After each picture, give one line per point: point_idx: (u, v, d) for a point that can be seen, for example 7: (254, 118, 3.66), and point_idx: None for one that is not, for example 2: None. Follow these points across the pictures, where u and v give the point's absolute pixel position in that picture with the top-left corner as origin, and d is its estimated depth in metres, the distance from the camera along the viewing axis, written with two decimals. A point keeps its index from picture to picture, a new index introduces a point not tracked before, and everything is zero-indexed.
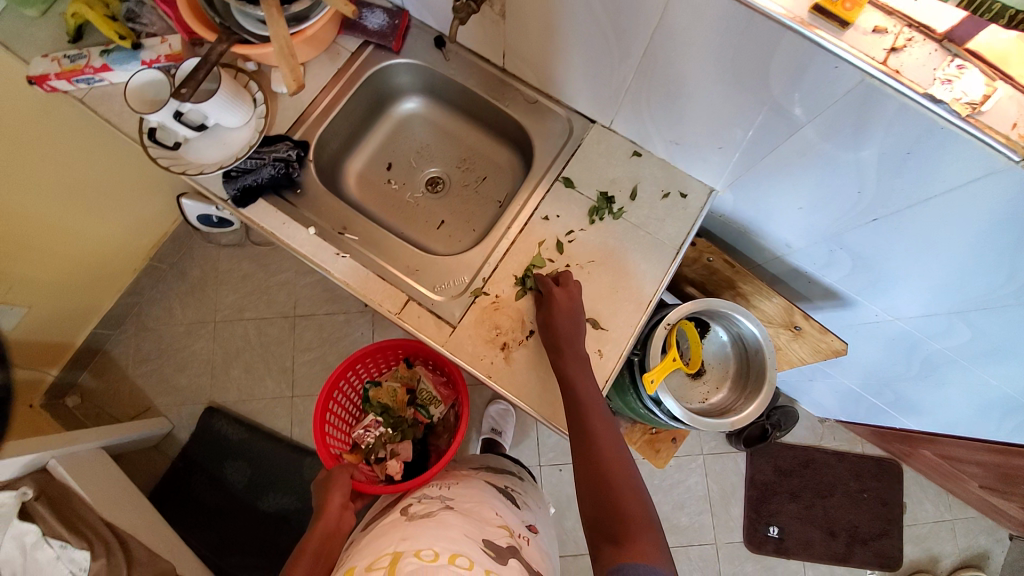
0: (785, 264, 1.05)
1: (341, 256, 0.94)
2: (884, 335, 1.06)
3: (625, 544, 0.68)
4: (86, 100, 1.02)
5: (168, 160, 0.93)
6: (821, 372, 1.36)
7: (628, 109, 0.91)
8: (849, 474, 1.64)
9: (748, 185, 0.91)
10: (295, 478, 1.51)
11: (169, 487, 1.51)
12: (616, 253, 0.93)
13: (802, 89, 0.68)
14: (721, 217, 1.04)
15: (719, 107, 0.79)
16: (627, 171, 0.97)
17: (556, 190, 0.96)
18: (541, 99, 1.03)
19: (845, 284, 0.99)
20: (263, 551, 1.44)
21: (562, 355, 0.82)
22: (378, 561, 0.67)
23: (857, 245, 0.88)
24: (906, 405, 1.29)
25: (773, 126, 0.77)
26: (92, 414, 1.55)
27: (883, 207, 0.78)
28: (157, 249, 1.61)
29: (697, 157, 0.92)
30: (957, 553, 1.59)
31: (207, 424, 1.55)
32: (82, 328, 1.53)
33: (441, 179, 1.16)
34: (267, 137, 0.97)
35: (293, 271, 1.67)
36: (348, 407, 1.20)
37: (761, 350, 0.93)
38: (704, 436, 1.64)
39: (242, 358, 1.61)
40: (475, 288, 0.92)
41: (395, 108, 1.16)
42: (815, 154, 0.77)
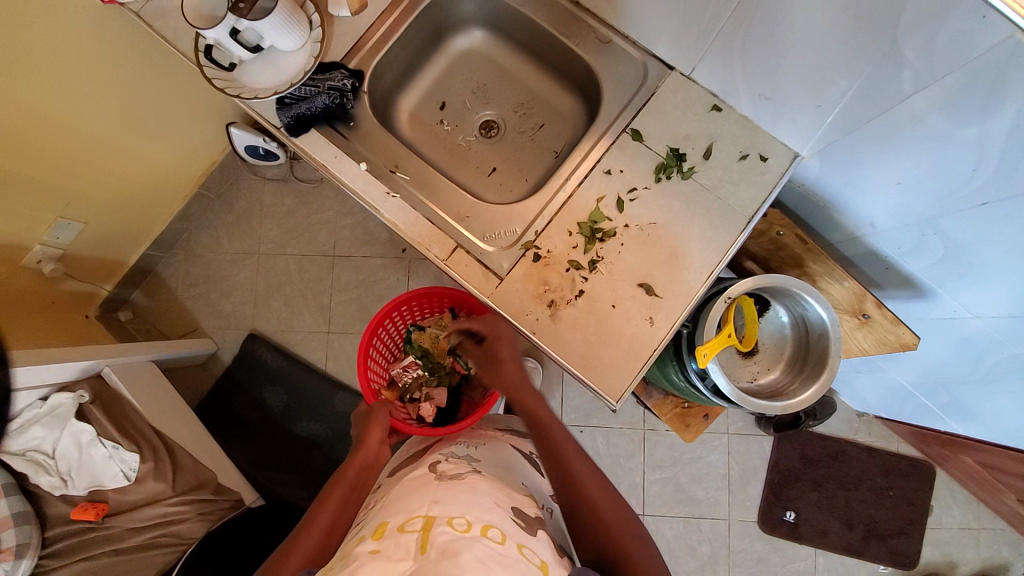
0: (862, 245, 0.97)
1: (392, 195, 0.90)
2: (958, 335, 0.98)
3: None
4: (142, 13, 1.00)
5: (224, 82, 0.90)
6: (871, 365, 1.29)
7: (715, 53, 0.81)
8: (878, 471, 1.59)
9: (837, 153, 0.82)
10: (326, 410, 1.57)
11: (211, 405, 1.60)
12: (681, 216, 0.86)
13: (930, 41, 0.59)
14: (801, 186, 0.95)
15: (825, 58, 0.69)
16: (703, 127, 0.88)
17: (622, 142, 0.89)
18: (615, 39, 0.94)
19: (928, 274, 0.90)
20: (295, 469, 1.53)
21: None
22: (410, 522, 0.64)
23: (953, 233, 0.79)
24: (961, 410, 1.22)
25: (883, 84, 0.67)
26: (144, 329, 1.64)
27: (994, 191, 0.69)
28: (205, 176, 1.62)
29: (787, 116, 0.82)
30: (977, 561, 1.55)
31: (247, 350, 1.61)
32: (135, 248, 1.59)
33: (496, 124, 1.09)
34: (322, 64, 0.93)
35: (334, 211, 1.66)
36: (389, 346, 1.21)
37: (826, 336, 0.87)
38: (732, 415, 1.61)
39: (282, 292, 1.65)
40: (527, 241, 0.89)
41: (453, 42, 1.08)
42: (927, 124, 0.68)
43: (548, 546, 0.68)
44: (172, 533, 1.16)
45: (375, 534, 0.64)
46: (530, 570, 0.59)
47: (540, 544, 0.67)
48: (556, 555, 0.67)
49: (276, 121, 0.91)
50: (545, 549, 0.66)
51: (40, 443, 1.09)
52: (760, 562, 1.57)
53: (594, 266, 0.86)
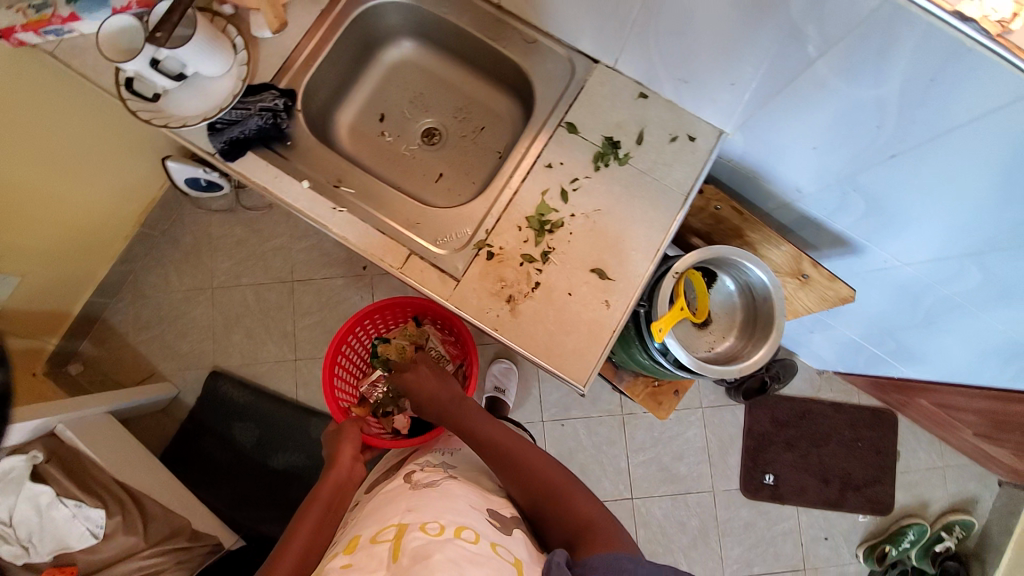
0: (794, 211, 1.03)
1: (338, 210, 0.90)
2: (891, 282, 1.05)
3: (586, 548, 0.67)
4: (57, 52, 0.96)
5: (148, 113, 0.88)
6: (822, 323, 1.36)
7: (634, 43, 0.85)
8: (845, 424, 1.68)
9: (758, 127, 0.88)
10: (302, 439, 1.53)
11: (179, 450, 1.54)
12: (622, 201, 0.90)
13: (822, 13, 0.64)
14: (730, 162, 1.01)
15: (733, 39, 0.74)
16: (633, 114, 0.92)
17: (559, 136, 0.92)
18: (540, 39, 0.97)
19: (856, 230, 0.97)
20: (275, 504, 1.49)
21: None
22: (382, 532, 0.65)
23: (870, 187, 0.85)
24: (907, 354, 1.30)
25: (788, 58, 0.72)
26: (98, 380, 1.56)
27: (900, 143, 0.75)
28: (146, 215, 1.56)
29: (707, 97, 0.87)
30: (945, 497, 1.65)
31: (212, 388, 1.56)
32: (79, 297, 1.51)
33: (437, 131, 1.10)
34: (251, 87, 0.92)
35: (288, 235, 1.64)
36: (356, 363, 1.20)
37: (770, 298, 0.92)
38: (704, 389, 1.66)
39: (242, 324, 1.60)
40: (479, 241, 0.90)
41: (385, 55, 1.09)
42: (830, 89, 0.73)
43: (524, 543, 0.70)
44: None
45: (347, 548, 0.64)
46: (505, 566, 0.60)
47: (515, 543, 0.68)
48: (532, 552, 0.69)
49: (210, 148, 0.90)
50: (520, 548, 0.68)
51: None
52: (748, 528, 1.62)
53: (545, 257, 0.88)
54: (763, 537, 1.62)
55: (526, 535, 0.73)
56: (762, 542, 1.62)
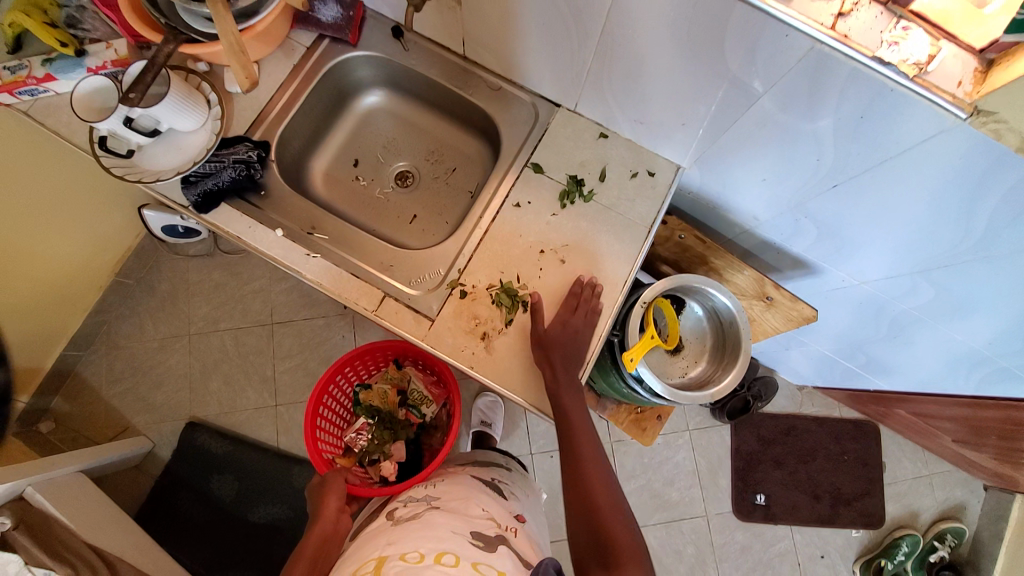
0: (755, 237, 1.07)
1: (312, 255, 0.92)
2: (852, 299, 1.09)
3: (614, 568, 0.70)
4: (31, 112, 0.98)
5: (122, 168, 0.90)
6: (795, 340, 1.40)
7: (590, 89, 0.91)
8: (829, 438, 1.69)
9: (710, 161, 0.93)
10: (284, 486, 1.49)
11: (155, 507, 1.48)
12: (589, 236, 0.93)
13: (755, 62, 0.69)
14: (689, 194, 1.06)
15: (681, 84, 0.79)
16: (595, 153, 0.97)
17: (525, 176, 0.96)
18: (504, 86, 1.03)
19: (813, 252, 1.01)
20: (257, 559, 1.43)
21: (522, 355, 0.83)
22: (363, 566, 0.68)
23: (820, 212, 0.90)
24: (878, 366, 1.33)
25: (732, 99, 0.77)
26: (69, 438, 1.50)
27: (841, 173, 0.80)
28: (121, 265, 1.55)
29: (663, 135, 0.92)
30: (934, 505, 1.66)
31: (188, 440, 1.51)
32: (50, 352, 1.47)
33: (410, 173, 1.14)
34: (224, 139, 0.95)
35: (267, 278, 1.63)
36: (337, 411, 1.18)
37: (735, 322, 0.95)
38: (689, 412, 1.67)
39: (220, 370, 1.57)
40: (452, 280, 0.92)
41: (357, 103, 1.14)
42: (774, 126, 0.78)
43: (509, 561, 0.72)
44: None
45: None
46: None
47: (499, 560, 0.70)
48: (516, 568, 0.72)
49: (183, 200, 0.92)
50: (504, 563, 0.70)
51: None
52: (744, 551, 1.60)
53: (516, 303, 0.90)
54: (760, 560, 1.60)
55: (513, 552, 0.74)
56: (760, 565, 1.60)
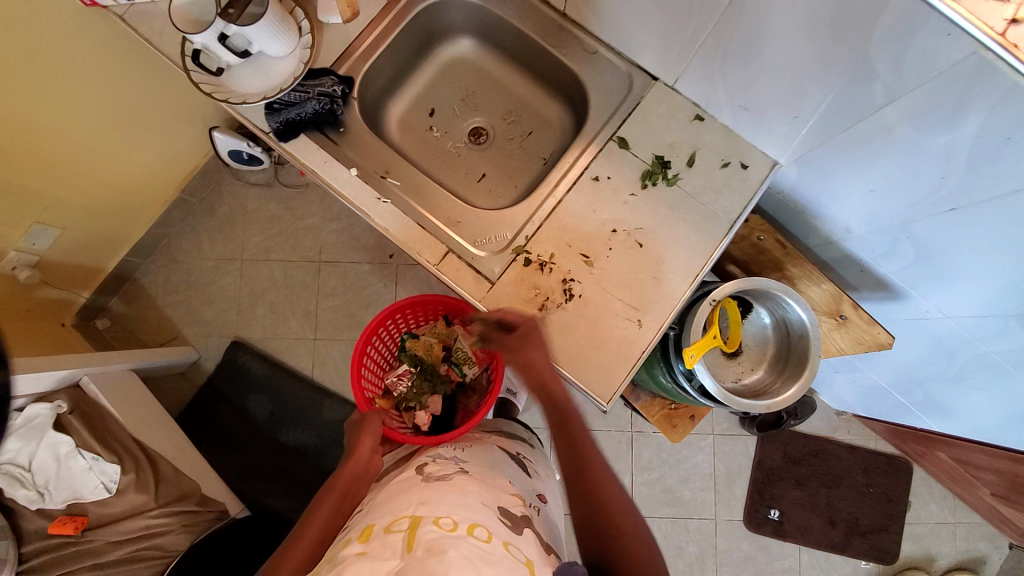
0: (838, 249, 1.01)
1: (382, 200, 0.91)
2: (929, 333, 1.02)
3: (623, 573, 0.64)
4: (127, 17, 0.99)
5: (210, 86, 0.90)
6: (848, 365, 1.33)
7: (697, 64, 0.84)
8: (857, 467, 1.64)
9: (813, 162, 0.86)
10: (313, 417, 1.56)
11: (195, 414, 1.57)
12: (666, 222, 0.89)
13: (899, 56, 0.62)
14: (779, 193, 1.00)
15: (803, 72, 0.73)
16: (687, 136, 0.92)
17: (609, 150, 0.92)
18: (600, 50, 0.97)
19: (901, 277, 0.95)
20: (280, 480, 1.51)
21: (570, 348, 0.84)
22: (397, 522, 0.64)
23: (923, 236, 0.83)
24: (935, 407, 1.26)
25: (856, 96, 0.70)
26: (122, 338, 1.59)
27: (962, 197, 0.72)
28: (186, 183, 1.60)
29: (765, 126, 0.86)
30: (953, 554, 1.60)
31: (231, 358, 1.59)
32: (113, 255, 1.55)
33: (484, 131, 1.11)
34: (311, 70, 0.93)
35: (319, 216, 1.65)
36: (383, 354, 1.21)
37: (806, 336, 0.90)
38: (717, 417, 1.64)
39: (266, 298, 1.63)
40: (518, 246, 0.90)
41: (443, 49, 1.11)
42: (896, 136, 0.71)
43: (534, 545, 0.68)
44: (156, 546, 1.13)
45: (361, 536, 0.64)
46: (517, 567, 0.59)
47: (527, 543, 0.67)
48: (540, 554, 0.67)
49: (265, 126, 0.92)
50: (531, 548, 0.67)
51: (15, 456, 1.06)
52: (747, 560, 1.60)
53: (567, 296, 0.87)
54: (761, 572, 1.59)
55: (536, 536, 0.71)
56: None
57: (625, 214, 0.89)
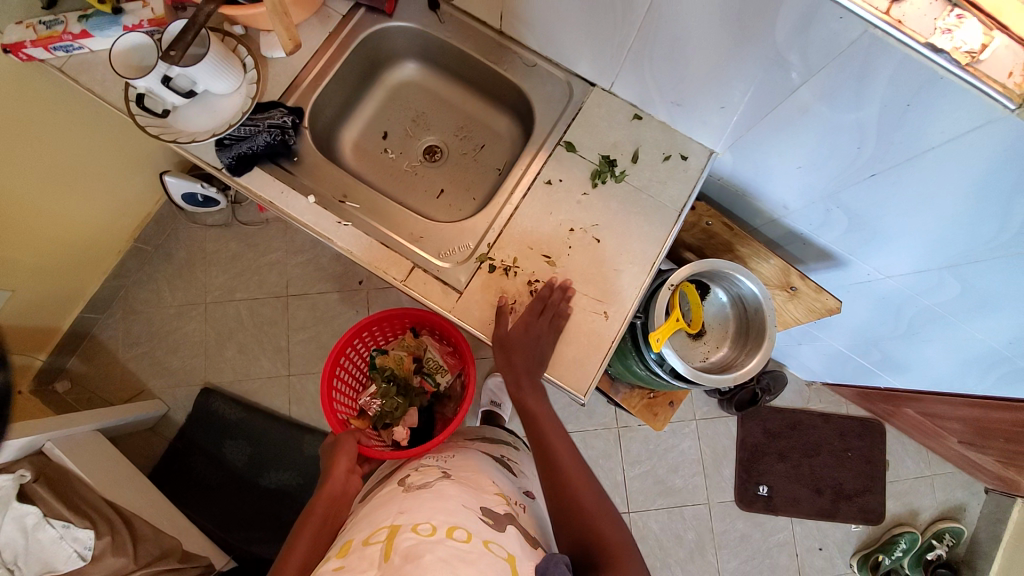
0: (781, 226, 1.08)
1: (343, 224, 0.93)
2: (874, 294, 1.10)
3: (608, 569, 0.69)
4: (65, 69, 0.98)
5: (158, 128, 0.90)
6: (809, 335, 1.40)
7: (629, 67, 0.90)
8: (834, 434, 1.71)
9: (746, 147, 0.93)
10: (296, 454, 1.52)
11: (169, 468, 1.51)
12: (619, 216, 0.93)
13: (804, 42, 0.68)
14: (720, 180, 1.07)
15: (723, 65, 0.79)
16: (629, 134, 0.97)
17: (557, 155, 0.96)
18: (539, 62, 1.02)
19: (840, 245, 1.02)
20: (268, 524, 1.46)
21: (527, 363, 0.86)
22: (375, 534, 0.64)
23: (852, 203, 0.90)
24: (892, 363, 1.33)
25: (772, 81, 0.77)
26: (84, 398, 1.52)
27: (879, 162, 0.79)
28: (140, 231, 1.57)
29: (698, 118, 0.92)
30: (933, 505, 1.68)
31: (203, 405, 1.54)
32: (68, 313, 1.50)
33: (438, 148, 1.15)
34: (259, 104, 0.95)
35: (284, 250, 1.64)
36: (354, 374, 1.21)
37: (761, 309, 0.96)
38: (697, 402, 1.69)
39: (236, 339, 1.59)
40: (481, 254, 0.92)
41: (389, 75, 1.14)
42: (813, 113, 0.78)
43: (517, 540, 0.69)
44: None
45: (340, 552, 0.64)
46: (497, 563, 0.60)
47: (509, 539, 0.67)
48: (523, 549, 0.68)
49: (217, 162, 0.92)
50: (512, 543, 0.67)
51: None
52: (744, 540, 1.63)
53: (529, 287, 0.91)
54: (758, 549, 1.63)
55: (520, 532, 0.72)
56: (759, 553, 1.62)
57: (579, 213, 0.93)
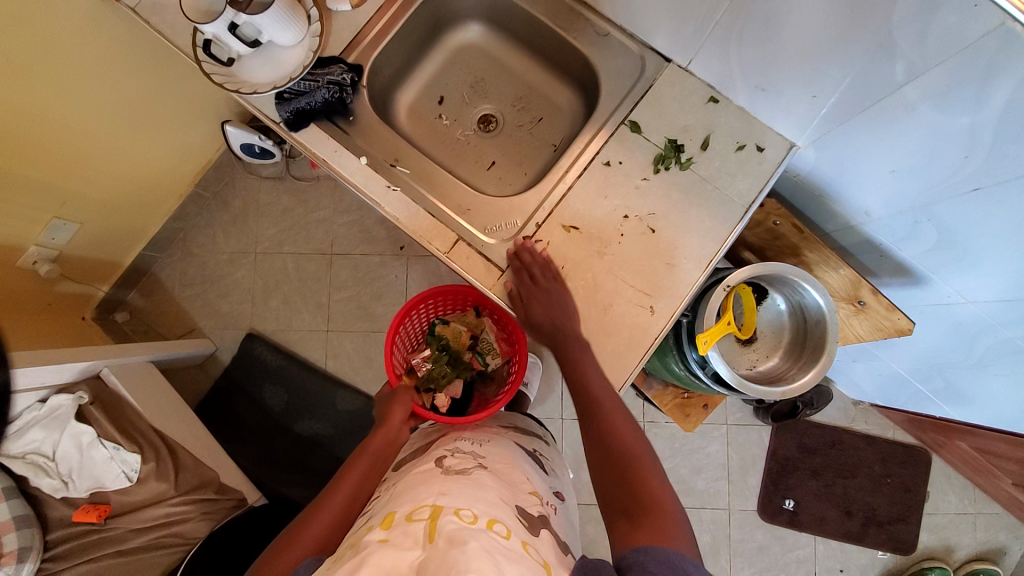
0: (857, 234, 0.99)
1: (392, 188, 0.91)
2: (950, 320, 1.00)
3: (638, 521, 0.67)
4: (139, 10, 0.99)
5: (221, 76, 0.90)
6: (866, 353, 1.30)
7: (711, 44, 0.82)
8: (875, 458, 1.61)
9: (832, 145, 0.84)
10: (327, 406, 1.58)
11: (213, 405, 1.60)
12: (679, 207, 0.87)
13: (923, 32, 0.59)
14: (796, 176, 0.98)
15: (822, 51, 0.70)
16: (701, 119, 0.90)
17: (620, 135, 0.91)
18: (611, 32, 0.95)
19: (923, 262, 0.92)
20: (297, 468, 1.53)
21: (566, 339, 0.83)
22: (418, 511, 0.64)
23: (945, 218, 0.80)
24: (957, 396, 1.22)
25: (876, 73, 0.68)
26: (141, 330, 1.63)
27: (986, 177, 0.70)
28: (200, 177, 1.62)
29: (781, 107, 0.84)
30: (973, 545, 1.57)
31: (247, 349, 1.61)
32: (130, 249, 1.58)
33: (494, 118, 1.11)
34: (319, 59, 0.93)
35: (330, 209, 1.66)
36: (411, 334, 1.23)
37: (823, 321, 0.89)
38: (731, 407, 1.63)
39: (280, 291, 1.64)
40: (528, 233, 0.89)
41: (451, 36, 1.10)
42: (916, 115, 0.69)
43: (550, 546, 0.68)
44: (177, 533, 1.16)
45: (383, 523, 0.65)
46: (535, 567, 0.59)
47: (543, 545, 0.67)
48: (557, 555, 0.68)
49: (275, 116, 0.92)
50: (547, 549, 0.66)
51: (40, 445, 1.10)
52: (761, 551, 1.59)
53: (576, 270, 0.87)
54: (775, 562, 1.58)
55: (553, 537, 0.71)
56: (775, 566, 1.58)
57: (636, 200, 0.88)
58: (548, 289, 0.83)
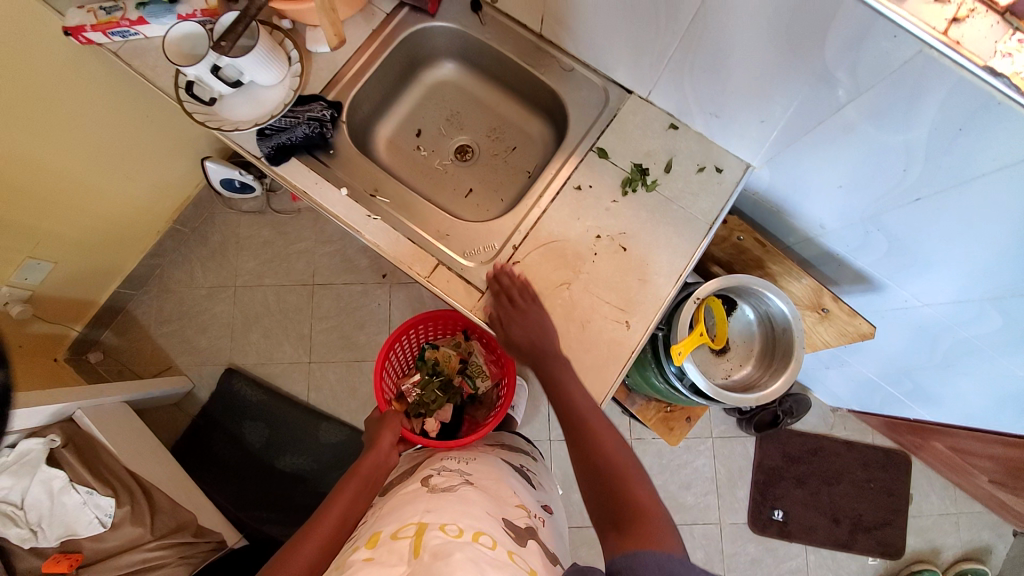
0: (816, 246, 1.06)
1: (372, 217, 0.94)
2: (911, 322, 1.05)
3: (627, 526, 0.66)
4: (121, 53, 1.03)
5: (203, 115, 0.93)
6: (839, 360, 1.35)
7: (667, 77, 0.89)
8: (856, 463, 1.65)
9: (785, 163, 0.91)
10: (311, 439, 1.55)
11: (192, 444, 1.56)
12: (648, 225, 0.92)
13: (854, 60, 0.66)
14: (755, 195, 1.05)
15: (766, 80, 0.77)
16: (663, 144, 0.96)
17: (589, 160, 0.96)
18: (576, 67, 1.02)
19: (878, 269, 0.98)
20: (279, 506, 1.49)
21: (544, 357, 0.84)
22: (403, 529, 0.64)
23: (893, 227, 0.87)
24: (925, 395, 1.28)
25: (817, 98, 0.75)
26: (115, 370, 1.59)
27: (923, 188, 0.77)
28: (179, 213, 1.63)
29: (736, 132, 0.91)
30: (959, 545, 1.60)
31: (226, 385, 1.58)
32: (106, 287, 1.56)
33: (470, 148, 1.16)
34: (300, 97, 0.97)
35: (312, 240, 1.68)
36: (403, 359, 1.25)
37: (789, 327, 0.93)
38: (715, 419, 1.65)
39: (261, 324, 1.63)
40: (506, 255, 0.93)
41: (427, 74, 1.16)
42: (857, 134, 0.76)
43: (538, 556, 0.68)
44: None
45: (370, 543, 0.64)
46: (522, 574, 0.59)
47: (532, 554, 0.67)
48: (546, 566, 0.67)
49: (257, 151, 0.95)
50: (534, 558, 0.67)
51: (8, 494, 1.05)
52: (754, 564, 1.58)
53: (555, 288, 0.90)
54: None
55: (541, 549, 0.71)
56: None
57: (607, 220, 0.93)
58: (526, 311, 0.86)
